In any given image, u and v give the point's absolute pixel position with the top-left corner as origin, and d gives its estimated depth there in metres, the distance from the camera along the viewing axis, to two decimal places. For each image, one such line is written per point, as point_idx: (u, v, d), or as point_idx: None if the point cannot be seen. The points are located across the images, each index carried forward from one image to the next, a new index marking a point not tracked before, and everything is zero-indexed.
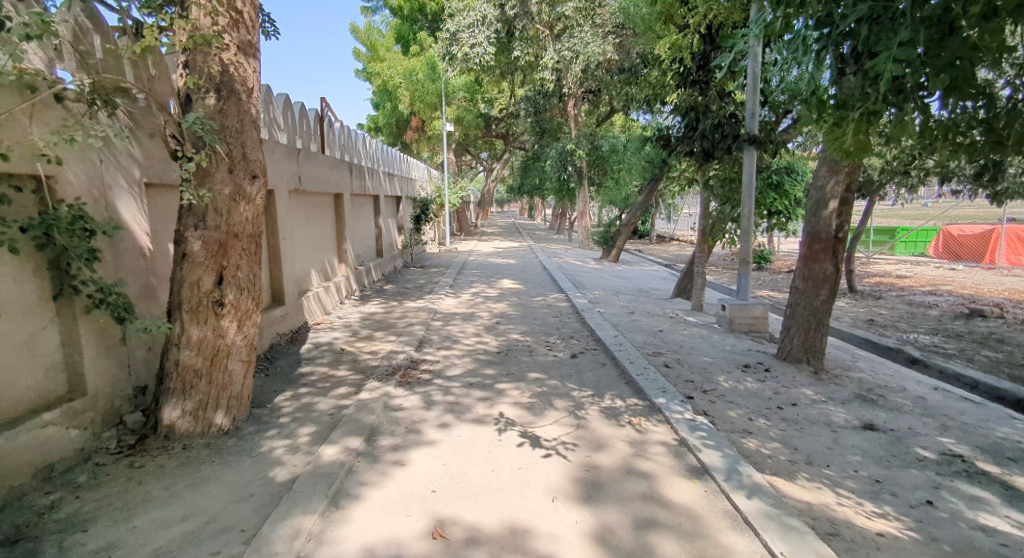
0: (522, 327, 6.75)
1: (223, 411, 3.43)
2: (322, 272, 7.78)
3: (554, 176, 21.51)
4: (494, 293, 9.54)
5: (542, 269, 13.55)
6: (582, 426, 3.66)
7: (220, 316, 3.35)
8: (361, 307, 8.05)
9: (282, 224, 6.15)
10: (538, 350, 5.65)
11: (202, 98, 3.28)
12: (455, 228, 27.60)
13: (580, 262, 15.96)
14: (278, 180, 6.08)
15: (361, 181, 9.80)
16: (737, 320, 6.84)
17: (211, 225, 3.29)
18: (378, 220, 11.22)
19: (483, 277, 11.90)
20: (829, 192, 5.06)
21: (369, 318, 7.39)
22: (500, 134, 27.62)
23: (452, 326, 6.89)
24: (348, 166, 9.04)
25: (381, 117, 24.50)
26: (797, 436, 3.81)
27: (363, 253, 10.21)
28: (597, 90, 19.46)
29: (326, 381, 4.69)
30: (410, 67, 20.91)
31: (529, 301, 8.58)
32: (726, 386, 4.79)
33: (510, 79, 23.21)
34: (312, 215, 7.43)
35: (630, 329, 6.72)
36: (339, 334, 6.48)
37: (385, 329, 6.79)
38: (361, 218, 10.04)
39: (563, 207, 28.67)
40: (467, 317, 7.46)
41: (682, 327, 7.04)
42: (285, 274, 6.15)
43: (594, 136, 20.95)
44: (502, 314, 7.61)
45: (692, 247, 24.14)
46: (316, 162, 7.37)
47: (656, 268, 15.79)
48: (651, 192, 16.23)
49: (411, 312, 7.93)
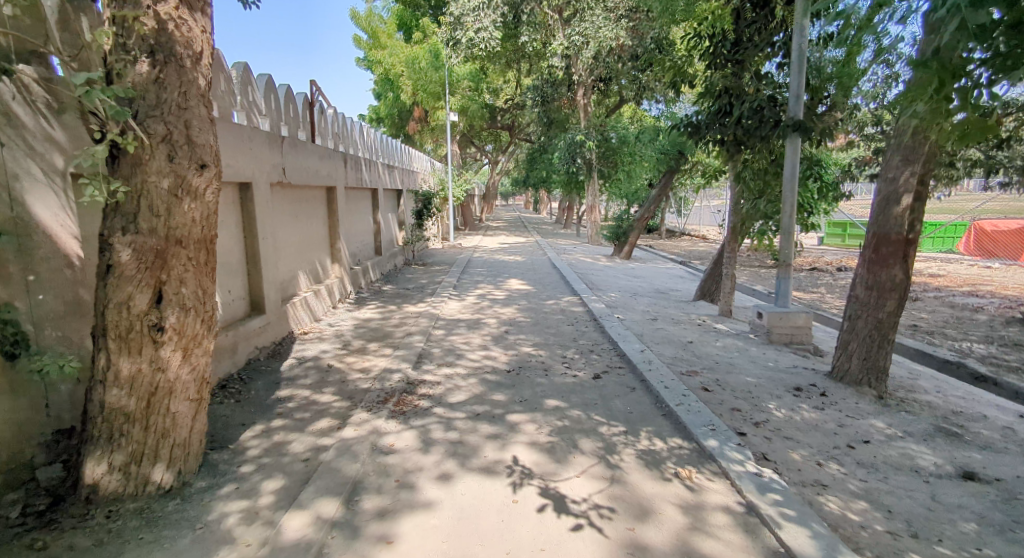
0: (534, 338, 6.01)
1: (164, 463, 2.70)
2: (312, 274, 7.06)
3: (563, 169, 20.75)
4: (502, 295, 8.81)
5: (552, 267, 12.81)
6: (617, 481, 2.92)
7: (158, 344, 2.61)
8: (355, 312, 7.34)
9: (262, 222, 5.40)
10: (554, 369, 4.91)
11: (133, 64, 2.52)
12: (459, 222, 26.87)
13: (591, 259, 15.21)
14: (257, 172, 5.33)
15: (357, 174, 9.07)
16: (776, 331, 6.07)
17: (145, 227, 2.54)
18: (377, 216, 10.49)
19: (489, 276, 11.17)
20: (902, 184, 4.28)
21: (364, 325, 6.67)
22: (505, 125, 26.81)
23: (456, 337, 6.15)
24: (342, 158, 8.30)
25: (383, 108, 23.77)
26: (883, 490, 3.07)
27: (360, 251, 9.49)
28: (608, 78, 18.62)
29: (306, 411, 3.96)
30: (412, 55, 20.12)
31: (540, 306, 7.83)
32: (779, 416, 4.04)
33: (517, 68, 22.35)
34: (300, 212, 6.70)
35: (656, 341, 5.97)
36: (329, 347, 5.76)
37: (381, 339, 6.06)
38: (358, 214, 9.31)
39: (570, 201, 27.89)
40: (472, 325, 6.72)
41: (714, 337, 6.29)
42: (266, 278, 5.42)
43: (604, 126, 20.12)
44: (511, 321, 6.86)
45: (705, 242, 23.33)
46: (303, 152, 6.61)
47: (671, 266, 15.04)
48: (666, 185, 15.46)
49: (411, 317, 7.21)
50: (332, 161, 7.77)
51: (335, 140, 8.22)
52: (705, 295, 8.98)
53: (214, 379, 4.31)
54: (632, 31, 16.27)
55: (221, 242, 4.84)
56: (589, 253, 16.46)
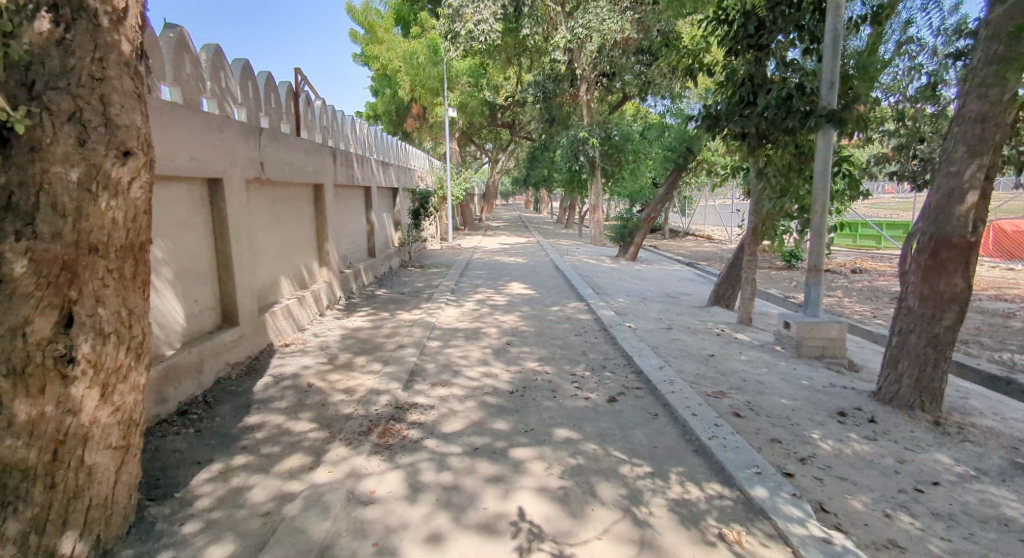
0: (539, 351, 5.45)
1: (77, 531, 2.11)
2: (296, 279, 6.50)
3: (565, 167, 20.21)
4: (503, 301, 8.25)
5: (555, 269, 12.26)
6: (648, 546, 2.35)
7: (69, 381, 2.01)
8: (344, 321, 6.78)
9: (236, 222, 4.82)
10: (564, 389, 4.34)
11: (31, 19, 1.92)
12: (458, 222, 26.31)
13: (595, 260, 14.66)
14: (230, 167, 4.76)
15: (349, 171, 8.50)
16: (806, 343, 5.50)
17: (47, 232, 1.94)
18: (370, 216, 9.94)
19: (489, 279, 10.62)
20: (967, 181, 3.71)
21: (352, 336, 6.10)
22: (505, 123, 26.24)
23: (453, 349, 5.58)
24: (331, 154, 7.73)
25: (380, 104, 23.27)
26: (975, 552, 2.50)
27: (352, 253, 8.94)
28: (612, 73, 18.06)
29: (276, 444, 3.39)
30: (410, 50, 19.55)
31: (544, 313, 7.26)
32: (827, 449, 3.46)
33: (517, 63, 21.78)
34: (282, 211, 6.12)
35: (674, 354, 5.40)
36: (312, 361, 5.19)
37: (370, 353, 5.49)
38: (349, 214, 8.76)
39: (572, 201, 27.36)
40: (470, 335, 6.15)
41: (736, 350, 5.72)
42: (240, 286, 4.84)
43: (607, 124, 19.57)
44: (513, 332, 6.29)
45: (710, 242, 22.79)
46: (286, 147, 6.04)
47: (678, 268, 14.50)
48: (673, 183, 14.91)
49: (404, 326, 6.65)
50: (320, 157, 7.21)
51: (324, 135, 7.66)
52: (719, 299, 8.44)
53: (173, 404, 3.74)
54: (638, 24, 15.73)
55: (187, 245, 4.27)
56: (593, 255, 15.89)
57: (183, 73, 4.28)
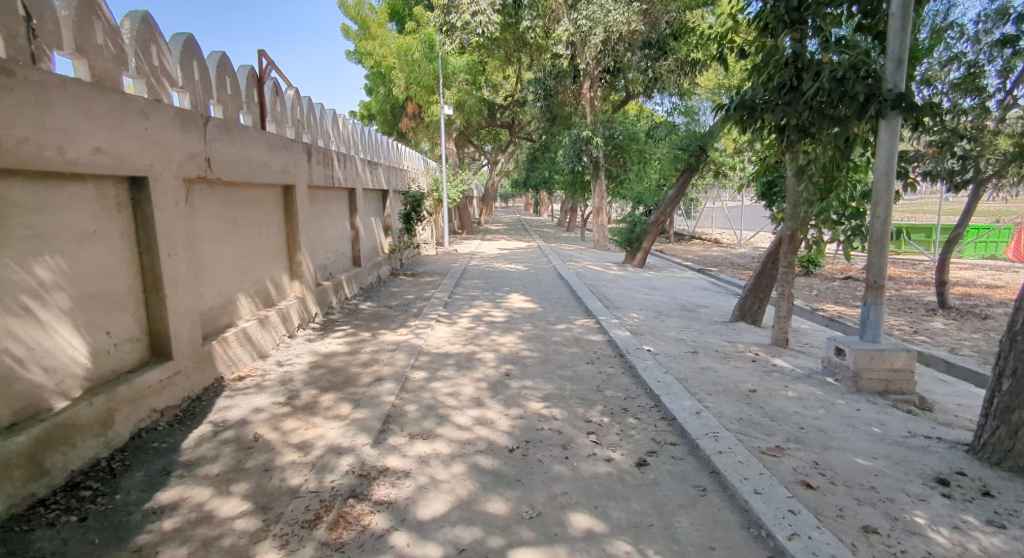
0: (544, 386, 4.52)
1: None
2: (258, 297, 5.55)
3: (567, 168, 19.31)
4: (501, 318, 7.30)
5: (558, 277, 11.34)
6: None
7: None
8: (316, 345, 5.83)
9: (169, 231, 3.87)
10: (578, 446, 3.40)
11: None
12: (456, 226, 25.41)
13: (601, 267, 13.75)
14: (160, 163, 3.80)
15: (328, 170, 7.57)
16: (866, 375, 4.55)
17: None
18: (354, 221, 9.01)
19: (487, 290, 9.69)
20: None
21: (322, 366, 5.15)
22: (504, 123, 25.39)
23: (440, 384, 4.63)
24: (306, 151, 6.78)
25: (375, 103, 22.44)
26: None
27: (333, 263, 8.02)
28: (617, 69, 17.20)
29: (184, 544, 2.44)
30: (404, 45, 18.70)
31: (548, 334, 6.32)
32: (945, 545, 2.51)
33: (518, 60, 20.94)
34: (238, 217, 5.16)
35: (708, 390, 4.45)
36: (266, 401, 4.24)
37: (340, 389, 4.54)
38: (329, 219, 7.83)
39: (574, 204, 26.47)
40: (462, 364, 5.20)
41: (780, 382, 4.78)
42: (174, 310, 3.89)
43: (611, 123, 18.71)
44: (512, 359, 5.34)
45: (718, 247, 21.87)
46: (243, 140, 5.09)
47: (689, 275, 13.59)
48: (684, 184, 13.98)
49: (386, 350, 5.70)
50: (291, 153, 6.26)
51: (297, 129, 6.74)
52: (744, 315, 7.61)
53: (60, 476, 2.80)
54: (645, 15, 14.88)
55: (94, 263, 3.31)
56: (598, 261, 14.96)
57: (90, 40, 3.34)
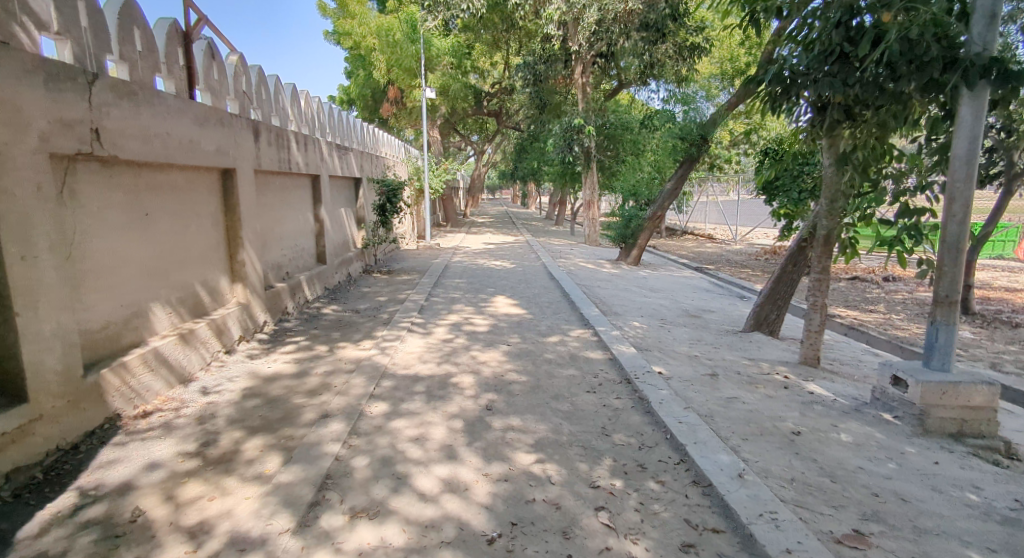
0: (536, 428, 3.54)
1: None
2: (183, 305, 4.51)
3: (557, 159, 18.34)
4: (483, 328, 6.31)
5: (549, 276, 10.40)
6: None
7: None
8: (257, 364, 4.78)
9: (25, 226, 2.83)
10: (585, 533, 2.44)
11: None
12: (439, 218, 24.33)
13: (594, 265, 12.84)
14: (8, 131, 2.75)
15: (284, 152, 6.48)
16: (936, 415, 3.64)
17: None
18: (318, 212, 7.94)
19: (470, 291, 8.69)
20: None
21: (257, 394, 4.11)
22: (491, 111, 24.33)
23: (403, 423, 3.65)
24: (254, 129, 5.68)
25: (354, 87, 21.25)
26: None
27: (291, 260, 6.97)
28: (610, 53, 16.28)
29: None
30: (385, 25, 17.61)
31: (539, 351, 5.34)
32: None
33: (505, 44, 19.87)
34: (151, 207, 4.11)
35: (744, 435, 3.51)
36: (170, 449, 3.21)
37: (273, 431, 3.52)
38: (285, 210, 6.75)
39: (563, 196, 25.54)
40: (433, 393, 4.21)
41: (827, 419, 3.86)
42: (32, 334, 2.84)
43: (604, 112, 17.80)
44: (495, 387, 4.36)
45: (712, 243, 21.08)
46: (157, 110, 4.00)
47: (687, 274, 12.74)
48: (683, 177, 13.08)
49: (342, 372, 4.68)
50: (232, 131, 5.18)
51: (242, 103, 5.63)
52: (761, 324, 6.76)
53: None
54: None
55: None
56: (590, 257, 14.03)
57: None
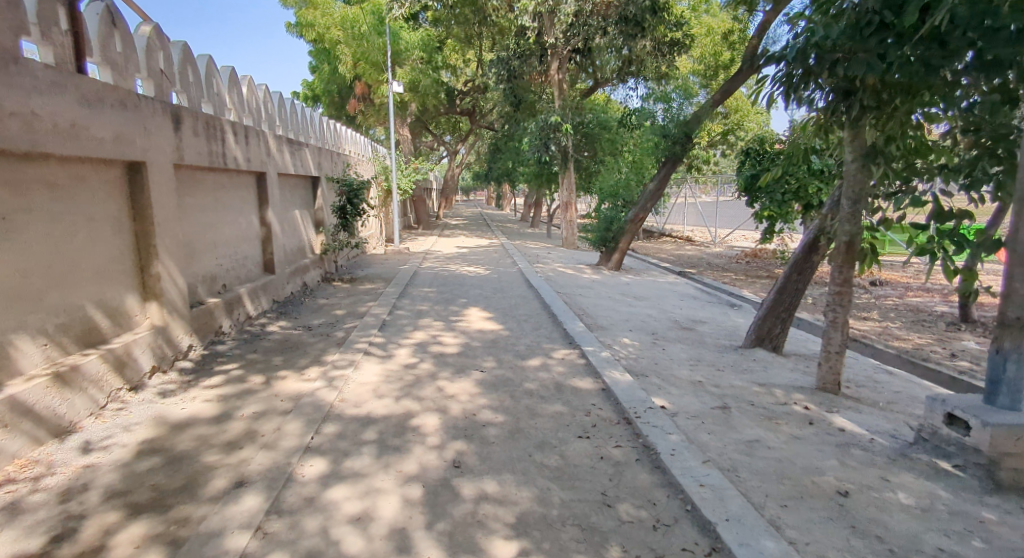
0: (518, 498, 2.73)
1: None
2: (70, 331, 3.55)
3: (532, 159, 17.58)
4: (453, 350, 5.48)
5: (527, 283, 9.62)
6: None
7: None
8: (168, 404, 3.83)
9: None
10: None
11: None
12: (410, 220, 23.37)
13: (574, 270, 12.11)
14: None
15: (217, 143, 5.52)
16: (1009, 467, 2.94)
17: None
18: (264, 214, 6.97)
19: (440, 302, 7.82)
20: None
21: (158, 449, 3.19)
22: (464, 110, 23.46)
23: (343, 494, 2.77)
24: (175, 114, 4.73)
25: (319, 82, 20.17)
26: None
27: (230, 270, 6.00)
28: (587, 49, 15.62)
29: None
30: (350, 16, 16.66)
31: (518, 380, 4.54)
32: None
33: (478, 39, 19.07)
34: (14, 207, 3.14)
35: (784, 501, 2.73)
36: (6, 547, 2.28)
37: (165, 509, 2.60)
38: (220, 212, 5.78)
39: (538, 198, 24.82)
40: (388, 443, 3.36)
41: (873, 470, 3.14)
42: None
43: (580, 110, 17.15)
44: (466, 432, 3.52)
45: (691, 245, 20.63)
46: (19, 83, 3.06)
47: (671, 280, 12.12)
48: (665, 177, 12.46)
49: (275, 413, 3.78)
50: (142, 116, 4.22)
51: (158, 83, 4.67)
52: (763, 338, 6.08)
53: None
54: None
55: None
56: (568, 262, 13.30)
57: None
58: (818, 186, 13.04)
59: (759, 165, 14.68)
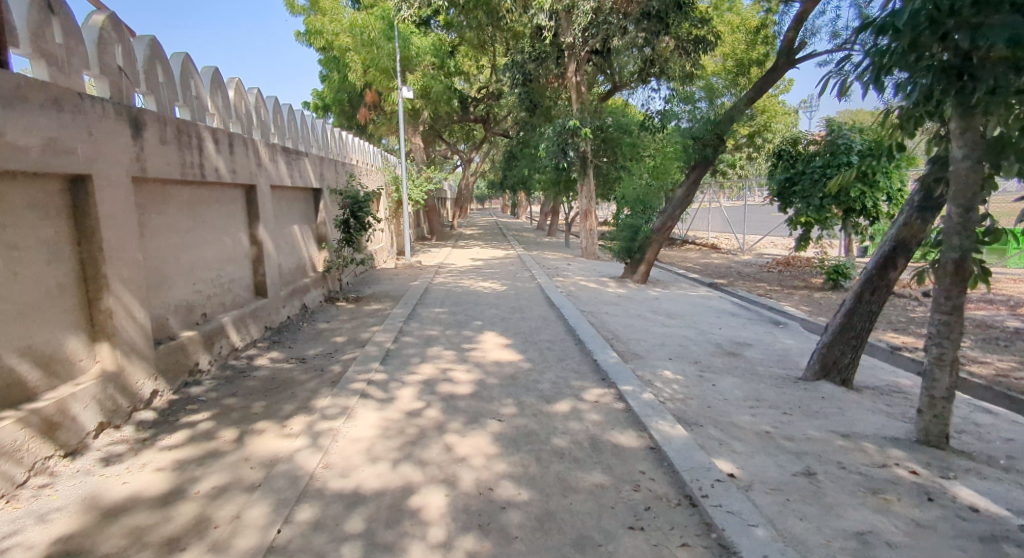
0: None
1: None
2: None
3: (549, 166, 16.78)
4: (466, 389, 4.65)
5: (547, 301, 8.77)
6: None
7: None
8: (110, 476, 3.07)
9: None
10: None
11: None
12: (424, 231, 22.73)
13: (597, 284, 11.23)
14: None
15: (193, 152, 4.80)
16: None
17: None
18: (255, 231, 6.26)
19: (452, 326, 7.00)
20: None
21: (74, 551, 2.41)
22: (478, 117, 22.82)
23: None
24: (135, 118, 4.01)
25: (329, 91, 19.67)
26: None
27: (211, 297, 5.28)
28: (606, 49, 14.82)
29: None
30: (360, 22, 16.15)
31: (544, 434, 3.69)
32: None
33: (491, 44, 18.41)
34: None
35: None
36: None
37: None
38: (197, 230, 5.07)
39: (555, 206, 24.00)
40: (377, 539, 2.53)
41: None
42: None
43: (599, 113, 16.33)
44: (480, 520, 2.69)
45: (717, 253, 19.62)
46: None
47: (702, 293, 11.18)
48: (694, 182, 11.55)
49: (239, 489, 2.98)
50: (87, 119, 3.50)
51: (115, 83, 3.97)
52: (830, 369, 5.14)
53: None
54: None
55: None
56: (590, 275, 12.44)
57: None
58: (862, 189, 11.99)
59: (793, 167, 13.63)
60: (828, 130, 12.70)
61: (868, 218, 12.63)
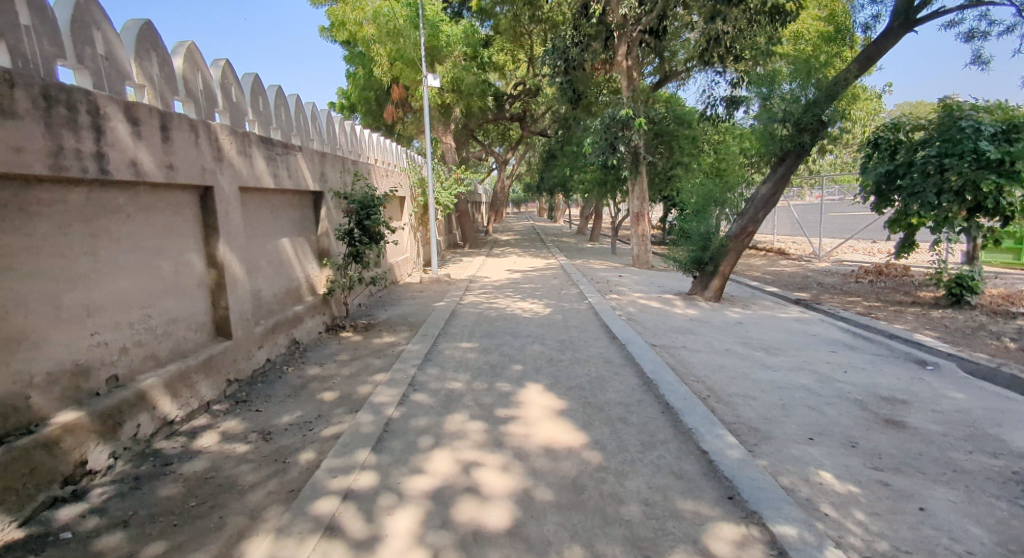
0: None
1: None
2: None
3: (593, 163, 14.79)
4: (501, 515, 2.79)
5: (605, 330, 6.84)
6: None
7: None
8: None
9: None
10: None
11: None
12: (457, 238, 21.18)
13: (661, 303, 9.21)
14: None
15: (79, 132, 3.12)
16: None
17: None
18: (213, 250, 4.59)
19: (483, 373, 5.15)
20: None
21: None
22: (515, 115, 21.11)
23: None
24: None
25: (355, 89, 18.27)
26: None
27: (127, 350, 3.59)
28: (662, 27, 12.75)
29: None
30: (385, 10, 14.58)
31: None
32: None
33: (527, 30, 16.63)
34: None
35: None
36: None
37: None
38: (103, 252, 3.42)
39: (598, 210, 22.01)
40: None
41: None
42: None
43: (652, 102, 14.29)
44: None
45: (787, 259, 17.21)
46: None
47: (794, 314, 9.03)
48: (782, 177, 9.36)
49: None
50: None
51: None
52: None
53: None
54: None
55: None
56: (649, 290, 10.43)
57: None
58: (996, 183, 9.57)
59: (893, 159, 11.19)
60: (946, 112, 10.29)
61: (997, 217, 10.21)
